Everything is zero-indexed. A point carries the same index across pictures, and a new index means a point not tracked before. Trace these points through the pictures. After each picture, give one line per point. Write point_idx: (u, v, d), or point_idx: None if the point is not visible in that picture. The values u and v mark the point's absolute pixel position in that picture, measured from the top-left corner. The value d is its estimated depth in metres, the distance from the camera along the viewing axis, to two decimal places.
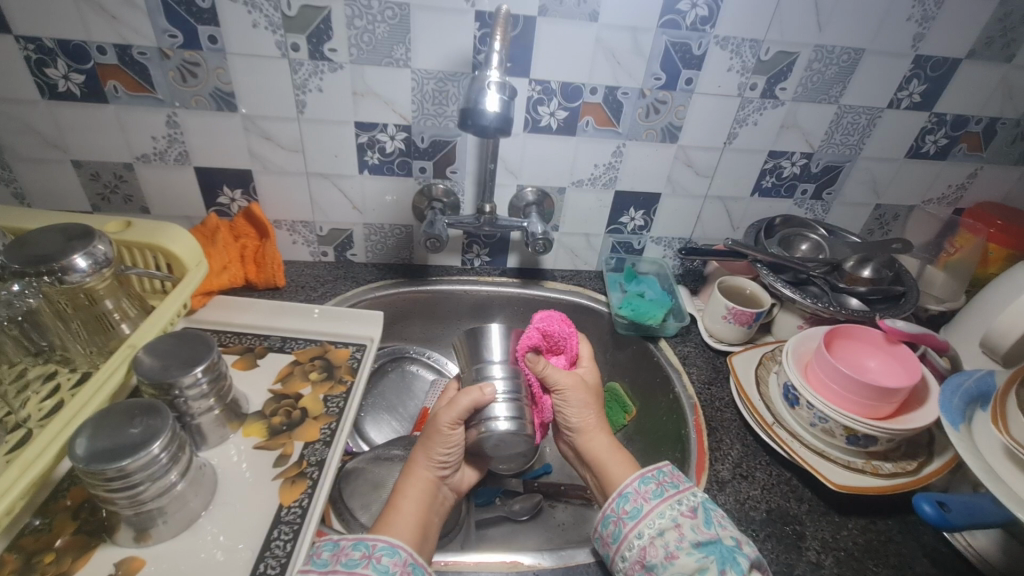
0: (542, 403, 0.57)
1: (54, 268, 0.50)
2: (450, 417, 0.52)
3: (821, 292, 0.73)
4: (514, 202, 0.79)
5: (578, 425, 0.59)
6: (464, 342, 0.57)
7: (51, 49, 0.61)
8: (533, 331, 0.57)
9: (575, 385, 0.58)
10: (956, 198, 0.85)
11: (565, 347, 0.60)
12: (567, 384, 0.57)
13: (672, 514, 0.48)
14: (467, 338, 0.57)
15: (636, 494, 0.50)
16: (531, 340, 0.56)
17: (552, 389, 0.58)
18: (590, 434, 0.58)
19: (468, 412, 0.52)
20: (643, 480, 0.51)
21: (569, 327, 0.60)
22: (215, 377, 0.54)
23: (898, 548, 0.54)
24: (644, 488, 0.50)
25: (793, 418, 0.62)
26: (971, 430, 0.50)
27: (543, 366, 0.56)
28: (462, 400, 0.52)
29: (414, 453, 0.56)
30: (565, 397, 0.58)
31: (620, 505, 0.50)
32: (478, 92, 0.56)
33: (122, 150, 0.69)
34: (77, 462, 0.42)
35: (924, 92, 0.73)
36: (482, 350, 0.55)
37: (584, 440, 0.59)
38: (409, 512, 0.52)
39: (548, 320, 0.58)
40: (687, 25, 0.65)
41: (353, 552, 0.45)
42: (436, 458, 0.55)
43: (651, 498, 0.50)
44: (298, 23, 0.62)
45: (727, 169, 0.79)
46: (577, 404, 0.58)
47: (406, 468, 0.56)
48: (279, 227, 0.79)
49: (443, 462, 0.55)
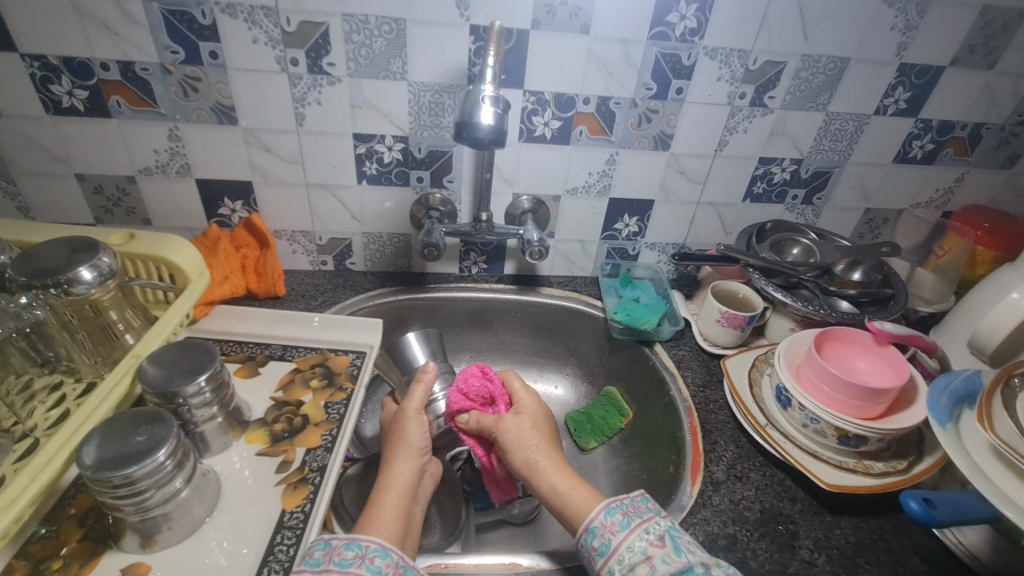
0: (490, 459, 0.63)
1: (60, 280, 0.51)
2: (415, 404, 0.60)
3: (812, 296, 0.74)
4: (510, 210, 0.80)
5: (524, 467, 0.57)
6: (385, 359, 0.75)
7: (56, 65, 0.62)
8: (455, 395, 0.62)
9: (514, 424, 0.60)
10: (943, 201, 0.87)
11: (495, 393, 0.63)
12: (504, 425, 0.60)
13: (641, 546, 0.47)
14: (389, 354, 0.77)
15: (603, 529, 0.49)
16: (455, 403, 0.62)
17: (492, 438, 0.61)
18: (539, 475, 0.56)
19: (427, 400, 0.61)
20: (609, 511, 0.50)
21: (490, 375, 0.64)
22: (219, 386, 0.55)
23: (890, 547, 0.55)
24: (610, 521, 0.50)
25: (785, 419, 0.63)
26: (958, 429, 0.51)
27: (476, 422, 0.62)
28: (419, 389, 0.61)
29: (393, 449, 0.58)
30: (502, 444, 0.60)
31: (589, 541, 0.50)
32: (473, 106, 0.57)
33: (125, 164, 0.71)
34: (84, 470, 0.43)
35: (909, 98, 0.75)
36: (407, 359, 0.76)
37: (534, 482, 0.56)
38: (393, 505, 0.53)
39: (467, 375, 0.63)
40: (677, 37, 0.67)
41: (345, 552, 0.46)
42: (414, 446, 0.58)
43: (619, 530, 0.49)
44: (297, 38, 0.64)
45: (719, 176, 0.80)
46: (519, 444, 0.58)
47: (386, 463, 0.57)
48: (279, 237, 0.80)
49: (421, 448, 0.58)
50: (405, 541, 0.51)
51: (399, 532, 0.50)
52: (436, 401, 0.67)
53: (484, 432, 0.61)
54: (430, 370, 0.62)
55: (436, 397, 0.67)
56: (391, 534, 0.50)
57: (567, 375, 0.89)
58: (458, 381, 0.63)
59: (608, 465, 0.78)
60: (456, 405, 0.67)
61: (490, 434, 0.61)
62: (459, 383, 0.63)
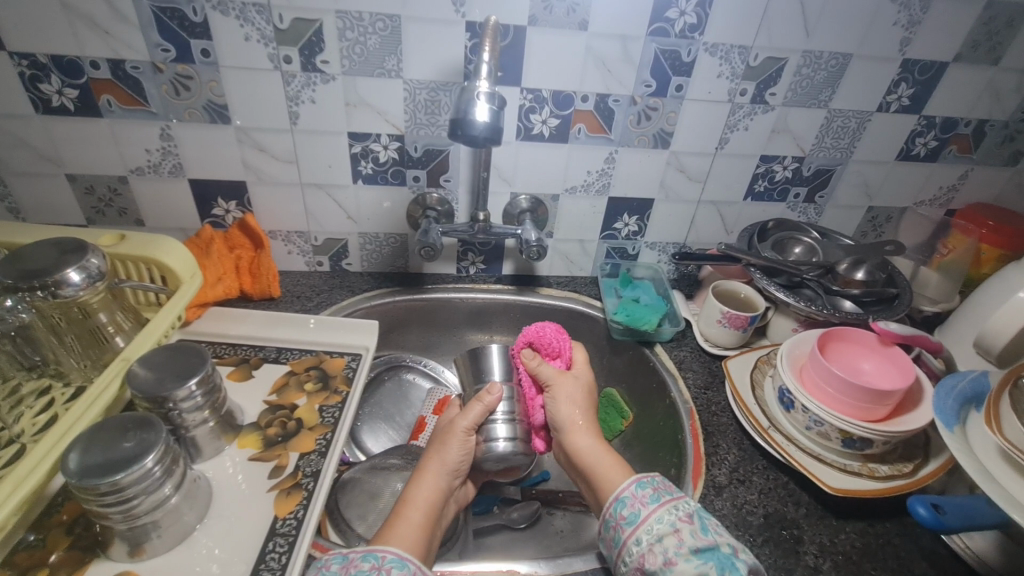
0: (534, 402, 0.60)
1: (47, 282, 0.50)
2: (466, 423, 0.56)
3: (815, 295, 0.73)
4: (508, 209, 0.79)
5: (565, 423, 0.58)
6: (467, 360, 0.65)
7: (45, 64, 0.61)
8: (528, 332, 0.63)
9: (566, 384, 0.59)
10: (947, 199, 0.86)
11: (561, 350, 0.61)
12: (556, 380, 0.59)
13: (670, 518, 0.47)
14: (470, 357, 0.65)
15: (634, 499, 0.49)
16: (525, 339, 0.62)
17: (545, 388, 0.59)
18: (574, 433, 0.57)
19: (481, 419, 0.57)
20: (640, 484, 0.51)
21: (565, 334, 0.62)
22: (210, 390, 0.54)
23: (896, 552, 0.54)
24: (641, 492, 0.50)
25: (788, 421, 0.62)
26: (966, 432, 0.50)
27: (536, 365, 0.59)
28: (475, 409, 0.56)
29: (427, 460, 0.57)
30: (553, 395, 0.58)
31: (619, 510, 0.50)
32: (467, 103, 0.56)
33: (117, 164, 0.70)
34: (69, 478, 0.42)
35: (913, 95, 0.74)
36: (482, 368, 0.64)
37: (569, 440, 0.57)
38: (416, 522, 0.51)
39: (544, 325, 0.62)
40: (676, 33, 0.66)
41: (362, 564, 0.44)
42: (450, 464, 0.56)
43: (649, 502, 0.49)
44: (290, 36, 0.62)
45: (720, 174, 0.79)
46: (569, 401, 0.58)
47: (414, 476, 0.56)
48: (274, 238, 0.79)
49: (456, 469, 0.56)
50: (427, 555, 0.50)
51: (402, 540, 0.49)
52: (494, 421, 0.57)
53: (539, 378, 0.59)
54: (494, 392, 0.57)
55: (496, 418, 0.57)
56: (412, 547, 0.48)
57: None
58: (532, 327, 0.62)
59: None
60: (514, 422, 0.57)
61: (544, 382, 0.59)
62: (535, 329, 0.62)
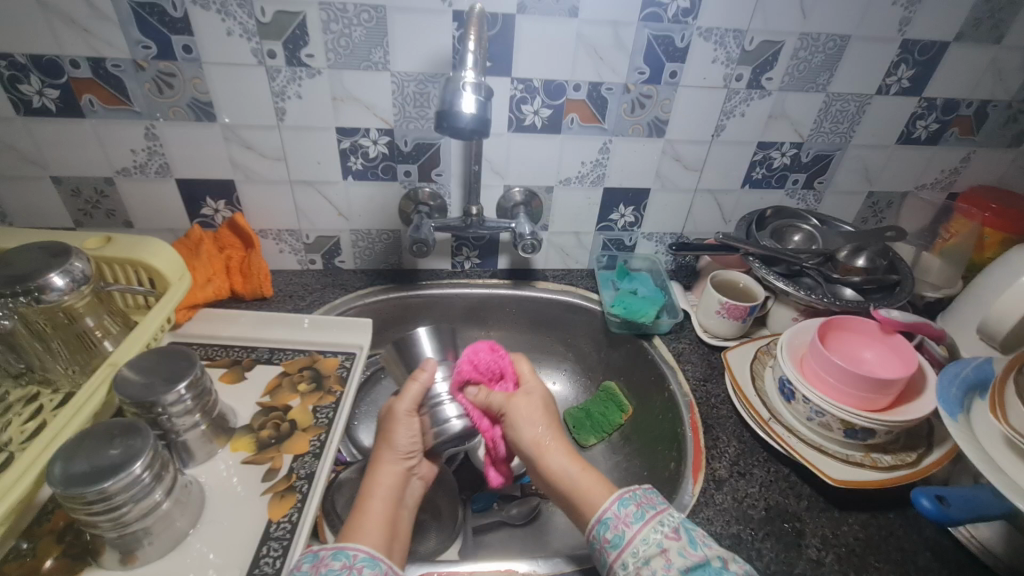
0: (492, 434, 0.56)
1: (31, 287, 0.49)
2: (405, 405, 0.55)
3: (815, 284, 0.72)
4: (501, 203, 0.78)
5: (530, 447, 0.54)
6: (394, 355, 0.63)
7: (24, 64, 0.60)
8: (461, 364, 0.56)
9: (520, 405, 0.56)
10: (949, 182, 0.84)
11: (504, 369, 0.57)
12: (510, 405, 0.56)
13: (656, 538, 0.46)
14: (396, 350, 0.63)
15: (617, 520, 0.48)
16: (463, 374, 0.55)
17: (499, 417, 0.56)
18: (544, 456, 0.54)
19: (420, 399, 0.57)
20: (622, 502, 0.49)
21: (501, 351, 0.57)
22: (200, 393, 0.53)
23: (900, 543, 0.53)
24: (624, 512, 0.48)
25: (790, 413, 0.61)
26: (970, 420, 0.49)
27: (484, 397, 0.56)
28: (413, 388, 0.56)
29: (377, 451, 0.56)
30: (510, 420, 0.55)
31: (601, 533, 0.48)
32: (453, 94, 0.54)
33: (102, 165, 0.68)
34: (54, 487, 0.41)
35: (913, 76, 0.72)
36: (412, 358, 0.62)
37: (540, 463, 0.54)
38: (377, 512, 0.50)
39: (476, 349, 0.56)
40: (669, 18, 0.64)
41: (332, 562, 0.44)
42: (400, 448, 0.55)
43: (633, 522, 0.47)
44: (273, 29, 0.61)
45: (716, 162, 0.78)
46: (527, 420, 0.55)
47: (370, 468, 0.55)
48: (265, 237, 0.78)
49: (407, 452, 0.55)
50: (394, 549, 0.49)
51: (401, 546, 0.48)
52: (441, 402, 0.56)
53: (492, 409, 0.56)
54: (428, 367, 0.58)
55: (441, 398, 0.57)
56: (377, 540, 0.48)
57: (565, 371, 0.87)
58: (467, 352, 0.57)
59: (609, 462, 0.76)
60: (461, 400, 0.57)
61: (497, 410, 0.55)
62: (467, 355, 0.56)
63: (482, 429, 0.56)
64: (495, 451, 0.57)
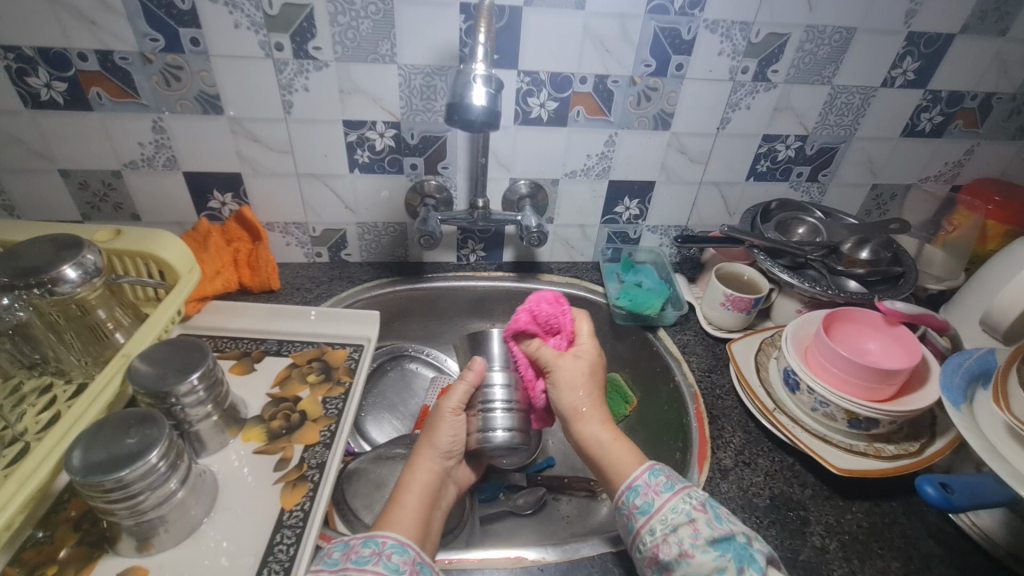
0: (534, 386, 0.58)
1: (44, 280, 0.50)
2: (451, 403, 0.56)
3: (819, 276, 0.73)
4: (507, 196, 0.78)
5: (567, 411, 0.56)
6: (466, 344, 0.61)
7: (32, 57, 0.60)
8: (522, 315, 0.58)
9: (565, 366, 0.56)
10: (953, 174, 0.85)
11: (563, 326, 0.58)
12: (556, 364, 0.56)
13: (685, 508, 0.47)
14: (469, 341, 0.60)
15: (648, 487, 0.49)
16: (520, 323, 0.57)
17: (545, 372, 0.57)
18: (581, 421, 0.55)
19: (467, 399, 0.56)
20: (653, 472, 0.50)
21: (564, 305, 0.59)
22: (212, 383, 0.54)
23: (903, 531, 0.54)
24: (655, 481, 0.49)
25: (794, 403, 0.62)
26: (973, 411, 0.49)
27: (535, 348, 0.57)
28: (459, 388, 0.56)
29: (419, 447, 0.56)
30: (555, 379, 0.56)
31: (631, 499, 0.49)
32: (463, 86, 0.55)
33: (110, 158, 0.69)
34: (73, 475, 0.42)
35: (918, 69, 0.72)
36: (482, 353, 0.58)
37: (576, 428, 0.55)
38: (403, 506, 0.51)
39: (539, 299, 0.58)
40: (676, 10, 0.64)
41: (362, 549, 0.44)
42: (441, 448, 0.56)
43: (663, 491, 0.48)
44: (280, 22, 0.61)
45: (721, 155, 0.78)
46: (568, 384, 0.56)
47: (409, 463, 0.56)
48: (272, 230, 0.78)
49: (447, 452, 0.56)
50: (426, 543, 0.49)
51: (418, 531, 0.49)
52: (493, 410, 0.55)
53: (540, 361, 0.57)
54: (477, 366, 0.56)
55: (496, 407, 0.55)
56: (411, 531, 0.48)
57: None
58: (529, 301, 0.58)
59: None
60: (514, 411, 0.55)
61: (545, 366, 0.57)
62: (530, 304, 0.58)
63: (525, 377, 0.58)
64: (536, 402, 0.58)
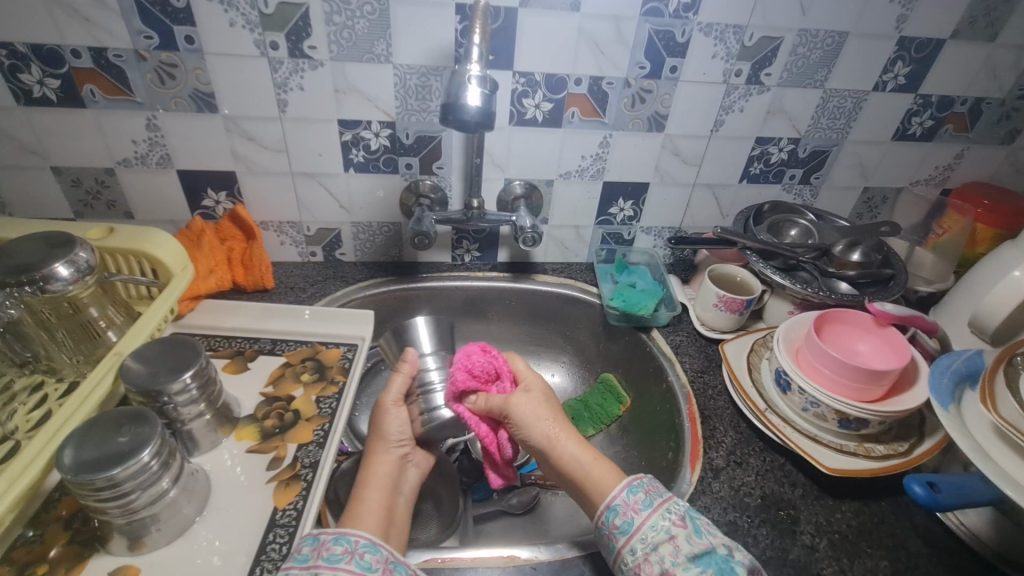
0: (499, 439, 0.56)
1: (35, 277, 0.50)
2: (394, 394, 0.59)
3: (811, 278, 0.73)
4: (502, 196, 0.79)
5: (541, 438, 0.54)
6: (392, 340, 0.69)
7: (25, 54, 0.60)
8: (456, 373, 0.55)
9: (523, 402, 0.55)
10: (943, 178, 0.86)
11: (499, 369, 0.56)
12: (512, 401, 0.55)
13: (665, 525, 0.47)
14: (395, 336, 0.68)
15: (626, 506, 0.49)
16: (459, 384, 0.55)
17: (502, 420, 0.56)
18: (557, 447, 0.54)
19: (406, 389, 0.59)
20: (632, 489, 0.50)
21: (493, 352, 0.57)
22: (205, 382, 0.54)
23: (892, 530, 0.55)
24: (633, 499, 0.49)
25: (786, 404, 0.62)
26: (960, 411, 0.50)
27: (484, 403, 0.56)
28: (398, 378, 0.59)
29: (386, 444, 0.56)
30: (517, 418, 0.54)
31: (610, 519, 0.49)
32: (459, 86, 0.55)
33: (103, 155, 0.68)
34: (65, 474, 0.41)
35: (909, 73, 0.73)
36: (408, 340, 0.67)
37: (552, 454, 0.54)
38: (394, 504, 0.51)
39: (468, 353, 0.56)
40: (671, 12, 0.65)
41: (334, 547, 0.44)
42: (391, 436, 0.56)
43: (642, 509, 0.48)
44: (276, 20, 0.61)
45: (715, 157, 0.78)
46: (533, 417, 0.54)
47: (365, 455, 0.56)
48: (266, 228, 0.78)
49: (399, 439, 0.57)
50: (391, 535, 0.50)
51: (383, 525, 0.49)
52: (434, 390, 0.58)
53: (493, 412, 0.55)
54: (409, 358, 0.60)
55: (432, 387, 0.58)
56: (378, 530, 0.48)
57: (564, 363, 0.88)
58: (459, 358, 0.56)
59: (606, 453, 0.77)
60: (452, 390, 0.58)
61: (500, 414, 0.55)
62: (461, 361, 0.56)
63: (483, 435, 0.56)
64: (502, 453, 0.57)
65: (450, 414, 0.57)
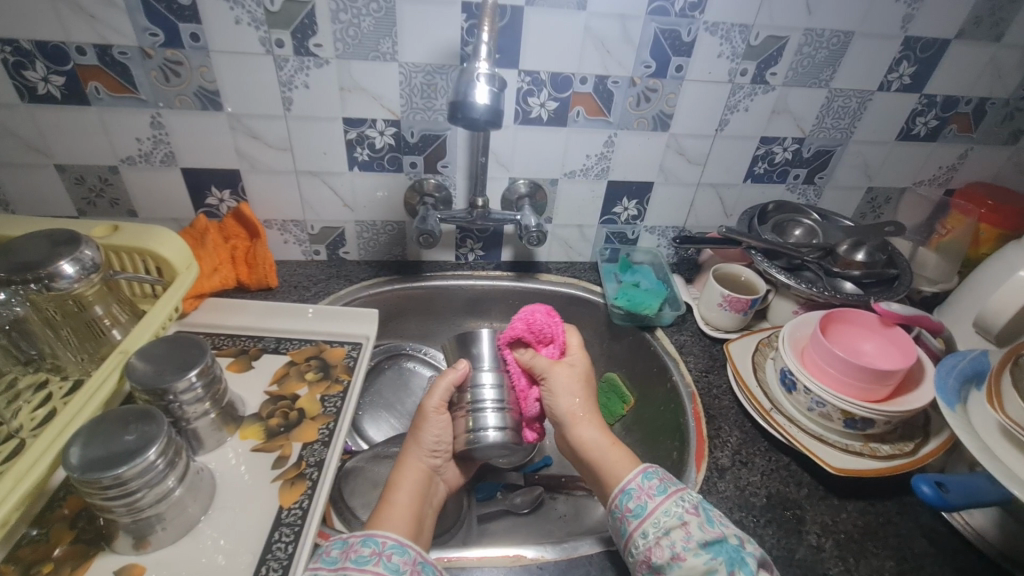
0: (528, 395, 0.57)
1: (41, 275, 0.50)
2: (435, 403, 0.56)
3: (815, 278, 0.73)
4: (506, 195, 0.78)
5: (565, 414, 0.56)
6: (454, 344, 0.59)
7: (29, 51, 0.59)
8: (516, 323, 0.57)
9: (561, 374, 0.57)
10: (946, 179, 0.86)
11: (555, 336, 0.58)
12: (552, 370, 0.57)
13: (677, 511, 0.47)
14: (457, 341, 0.59)
15: (641, 491, 0.49)
16: (516, 333, 0.57)
17: (540, 379, 0.57)
18: (579, 425, 0.56)
19: (450, 397, 0.57)
20: (647, 475, 0.50)
21: (556, 318, 0.59)
22: (210, 381, 0.54)
23: (898, 530, 0.55)
24: (648, 484, 0.49)
25: (791, 404, 0.62)
26: (967, 410, 0.50)
27: (530, 358, 0.57)
28: (445, 386, 0.56)
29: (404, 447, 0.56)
30: (551, 386, 0.57)
31: (624, 503, 0.49)
32: (467, 85, 0.55)
33: (106, 153, 0.68)
34: (71, 472, 0.41)
35: (914, 73, 0.73)
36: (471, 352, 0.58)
37: (573, 432, 0.56)
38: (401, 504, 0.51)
39: (532, 311, 0.58)
40: (677, 11, 0.65)
41: (362, 549, 0.44)
42: (426, 445, 0.55)
43: (655, 495, 0.48)
44: (281, 18, 0.61)
45: (720, 157, 0.78)
46: (565, 390, 0.57)
47: (397, 462, 0.56)
48: (269, 227, 0.78)
49: (433, 450, 0.56)
50: (419, 539, 0.50)
51: (412, 529, 0.49)
52: (483, 409, 0.54)
53: (534, 371, 0.57)
54: (461, 368, 0.56)
55: (484, 406, 0.54)
56: (405, 530, 0.48)
57: None
58: (523, 312, 0.58)
59: None
60: (505, 410, 0.54)
61: (540, 374, 0.57)
62: (524, 315, 0.58)
63: (517, 388, 0.57)
64: (526, 410, 0.57)
65: (496, 438, 0.53)
